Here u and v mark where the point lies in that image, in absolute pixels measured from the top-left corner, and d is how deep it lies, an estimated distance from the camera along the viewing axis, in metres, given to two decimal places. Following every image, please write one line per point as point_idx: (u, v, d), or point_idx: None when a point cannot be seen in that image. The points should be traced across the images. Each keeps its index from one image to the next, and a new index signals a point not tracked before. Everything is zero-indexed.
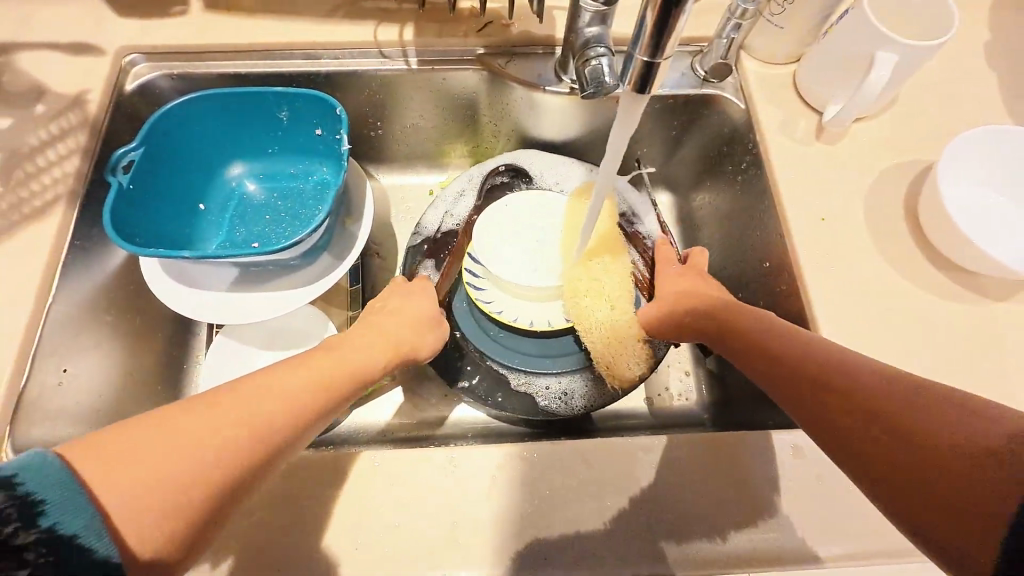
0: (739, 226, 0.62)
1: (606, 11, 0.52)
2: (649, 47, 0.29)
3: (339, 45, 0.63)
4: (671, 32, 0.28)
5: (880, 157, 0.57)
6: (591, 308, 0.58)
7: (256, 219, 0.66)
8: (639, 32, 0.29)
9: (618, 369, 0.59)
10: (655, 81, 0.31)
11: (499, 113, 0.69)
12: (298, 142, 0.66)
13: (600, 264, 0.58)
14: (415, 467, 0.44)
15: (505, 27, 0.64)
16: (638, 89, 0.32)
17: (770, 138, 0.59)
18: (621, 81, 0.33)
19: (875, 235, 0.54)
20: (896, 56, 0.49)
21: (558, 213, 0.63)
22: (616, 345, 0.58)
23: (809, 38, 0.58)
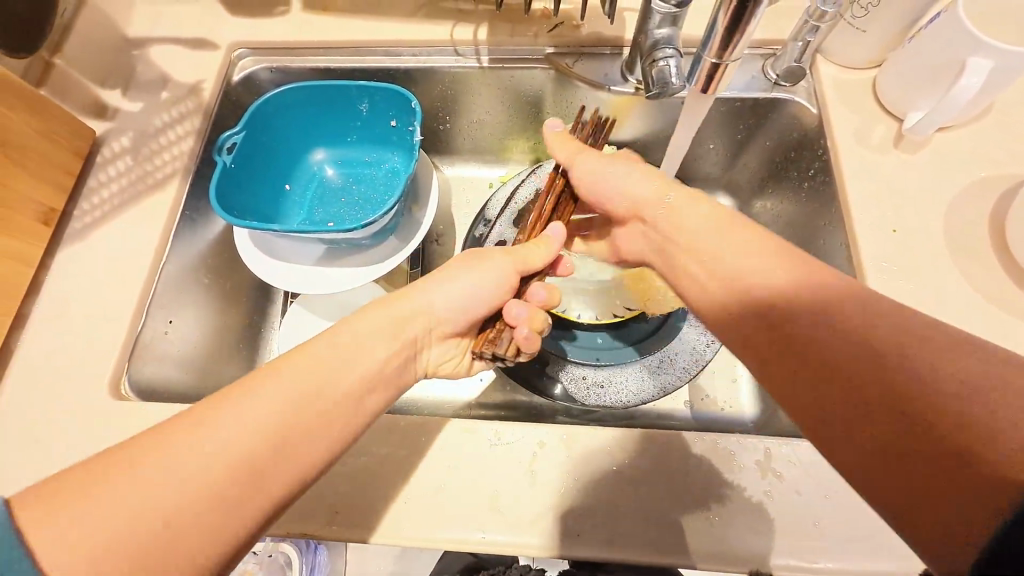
0: (802, 233, 0.61)
1: (678, 12, 0.53)
2: (718, 48, 0.31)
3: (417, 43, 0.68)
4: (742, 32, 0.30)
5: (966, 169, 0.54)
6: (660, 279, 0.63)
7: (333, 201, 0.72)
8: (710, 34, 0.31)
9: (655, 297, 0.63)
10: (721, 81, 0.33)
11: (562, 110, 0.71)
12: (375, 132, 0.72)
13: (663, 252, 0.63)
14: (462, 436, 0.48)
15: (576, 27, 0.66)
16: (703, 89, 0.34)
17: (842, 144, 0.57)
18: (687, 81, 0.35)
19: (952, 250, 0.51)
20: (990, 62, 0.46)
21: None
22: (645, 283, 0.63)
23: (893, 42, 0.56)
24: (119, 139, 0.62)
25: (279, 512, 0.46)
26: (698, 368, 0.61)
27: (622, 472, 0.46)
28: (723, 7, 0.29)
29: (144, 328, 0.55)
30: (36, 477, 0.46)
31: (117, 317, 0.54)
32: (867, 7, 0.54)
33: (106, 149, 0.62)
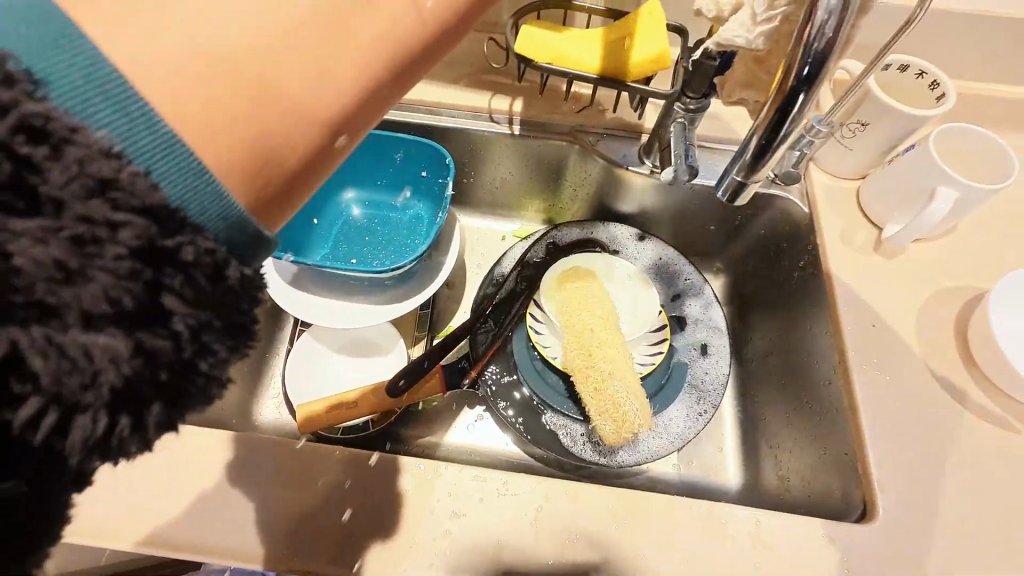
0: (789, 316, 0.68)
1: (696, 116, 0.58)
2: (744, 169, 0.36)
3: (456, 107, 0.74)
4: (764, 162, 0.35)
5: (934, 279, 0.61)
6: (605, 392, 0.62)
7: (357, 239, 0.75)
8: (741, 155, 0.36)
9: (610, 409, 0.62)
10: (744, 198, 0.38)
11: (579, 180, 0.78)
12: (404, 180, 0.77)
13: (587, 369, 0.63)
14: (472, 484, 0.49)
15: (602, 111, 0.74)
16: (728, 199, 0.39)
17: (828, 243, 0.64)
18: (718, 190, 0.40)
19: (923, 348, 0.57)
20: (956, 192, 0.54)
21: (614, 284, 0.72)
22: (598, 399, 0.62)
23: (875, 161, 0.64)
24: None
25: (283, 545, 0.46)
26: (691, 435, 0.64)
27: (620, 531, 0.47)
28: (754, 136, 0.34)
29: None
30: None
31: None
32: (855, 131, 0.62)
33: None
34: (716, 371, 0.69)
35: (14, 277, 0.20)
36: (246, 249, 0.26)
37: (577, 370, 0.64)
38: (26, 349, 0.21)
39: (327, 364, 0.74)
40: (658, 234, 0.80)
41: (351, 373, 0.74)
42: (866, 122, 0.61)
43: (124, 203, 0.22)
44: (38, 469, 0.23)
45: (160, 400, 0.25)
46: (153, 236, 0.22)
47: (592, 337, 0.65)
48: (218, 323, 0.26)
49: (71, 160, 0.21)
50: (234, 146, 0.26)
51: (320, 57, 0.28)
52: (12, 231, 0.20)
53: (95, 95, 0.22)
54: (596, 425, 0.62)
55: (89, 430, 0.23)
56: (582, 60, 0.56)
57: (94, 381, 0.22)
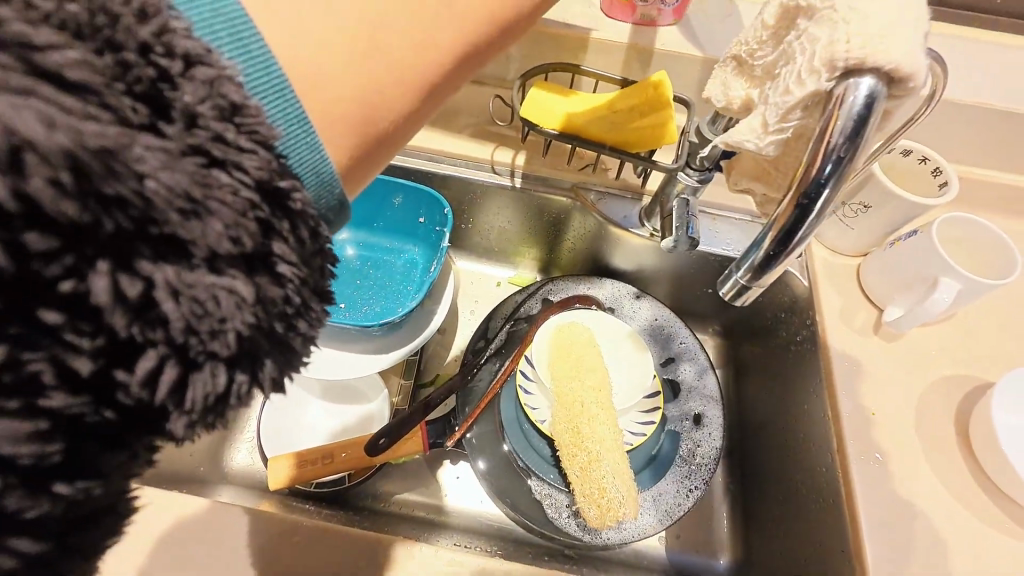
0: (784, 390, 0.66)
1: (698, 188, 0.58)
2: (752, 271, 0.34)
3: (458, 156, 0.73)
4: (776, 265, 0.33)
5: (936, 366, 0.60)
6: (593, 475, 0.59)
7: (348, 281, 0.74)
8: (749, 255, 0.34)
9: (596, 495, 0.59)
10: (748, 298, 0.36)
11: (579, 235, 0.77)
12: (401, 224, 0.75)
13: (575, 447, 0.60)
14: (445, 570, 0.46)
15: (605, 170, 0.73)
16: (732, 299, 0.37)
17: (827, 320, 0.63)
18: (720, 287, 0.38)
19: (922, 441, 0.56)
20: (958, 284, 0.53)
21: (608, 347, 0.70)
22: (584, 482, 0.59)
23: (876, 242, 0.64)
24: None
25: None
26: (680, 513, 0.61)
27: None
28: (765, 241, 0.32)
29: None
30: None
31: None
32: (857, 211, 0.62)
33: None
34: (709, 443, 0.66)
35: (151, 206, 0.18)
36: (330, 213, 0.27)
37: (563, 446, 0.61)
38: (159, 289, 0.19)
39: (307, 409, 0.71)
40: (655, 293, 0.79)
41: (330, 420, 0.71)
42: (868, 204, 0.60)
43: (254, 133, 0.21)
44: (136, 417, 0.21)
45: (272, 356, 0.23)
46: (269, 188, 0.22)
47: (579, 410, 0.62)
48: (313, 281, 0.25)
49: (204, 79, 0.20)
50: (327, 115, 0.27)
51: (404, 55, 0.29)
52: (133, 157, 0.18)
53: (223, 33, 0.22)
54: (581, 507, 0.59)
55: (209, 386, 0.21)
56: (586, 129, 0.55)
57: (222, 328, 0.20)
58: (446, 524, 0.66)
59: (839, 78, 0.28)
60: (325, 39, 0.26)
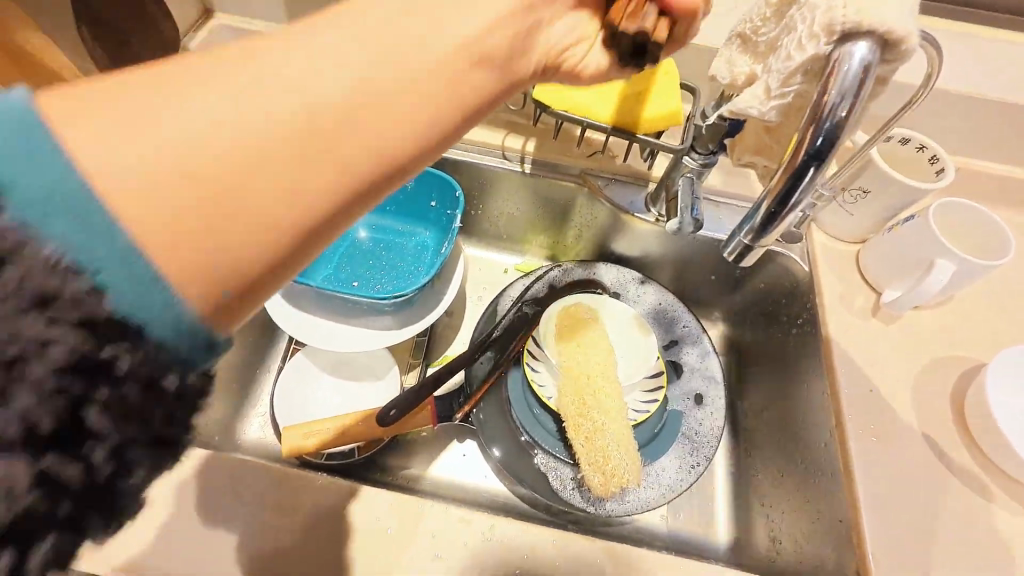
0: (786, 373, 0.68)
1: (704, 171, 0.60)
2: (753, 232, 0.36)
3: (470, 142, 0.76)
4: (774, 226, 0.35)
5: (933, 346, 0.61)
6: (598, 444, 0.62)
7: (361, 261, 0.76)
8: (750, 218, 0.36)
9: (605, 466, 0.61)
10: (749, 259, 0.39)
11: (586, 221, 0.79)
12: (413, 208, 0.78)
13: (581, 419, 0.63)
14: (456, 526, 0.47)
15: (612, 157, 0.75)
16: (734, 261, 0.40)
17: (827, 303, 0.65)
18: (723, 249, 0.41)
19: (919, 417, 0.57)
20: (953, 265, 0.55)
21: (614, 328, 0.71)
22: (592, 452, 0.62)
23: (876, 228, 0.66)
24: None
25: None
26: (682, 488, 0.63)
27: None
28: (764, 204, 0.35)
29: None
30: None
31: None
32: (856, 197, 0.64)
33: None
34: (711, 423, 0.68)
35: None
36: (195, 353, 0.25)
37: (569, 416, 0.64)
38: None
39: (318, 384, 0.73)
40: (659, 280, 0.81)
41: (341, 395, 0.73)
42: (867, 189, 0.62)
43: (57, 320, 0.21)
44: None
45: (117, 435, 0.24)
46: (83, 352, 0.22)
47: (591, 385, 0.65)
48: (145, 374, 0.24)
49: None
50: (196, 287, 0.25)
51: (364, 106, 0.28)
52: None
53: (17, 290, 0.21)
54: (585, 475, 0.62)
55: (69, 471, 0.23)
56: (597, 110, 0.57)
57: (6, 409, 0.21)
58: (443, 495, 0.68)
59: (838, 42, 0.30)
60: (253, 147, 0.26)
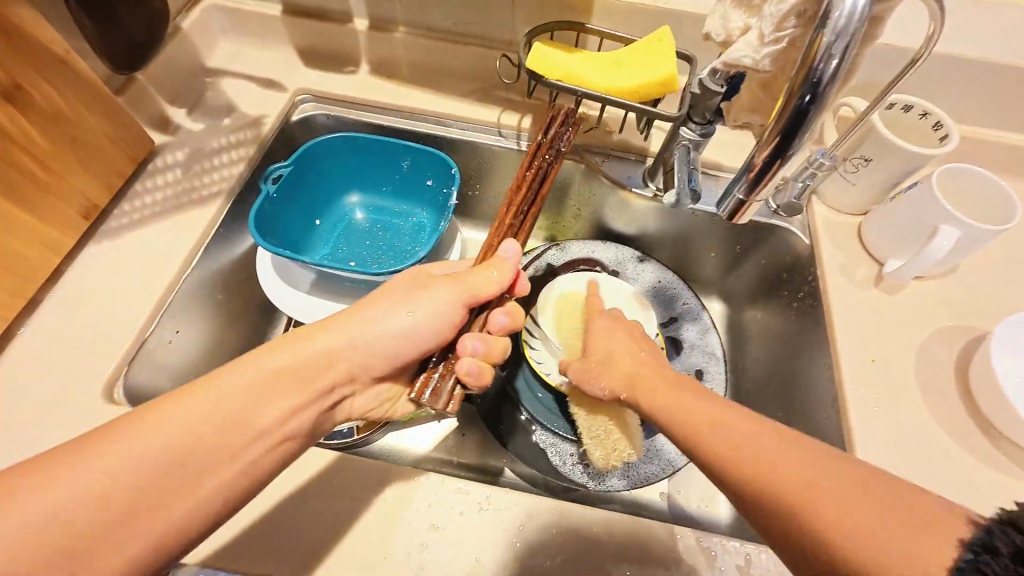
0: (788, 348, 0.67)
1: (700, 142, 0.59)
2: (748, 187, 0.37)
3: (466, 120, 0.75)
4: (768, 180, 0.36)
5: (935, 317, 0.60)
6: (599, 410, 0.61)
7: (358, 242, 0.75)
8: (744, 174, 0.37)
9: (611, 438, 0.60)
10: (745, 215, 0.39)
11: (584, 200, 0.78)
12: (409, 187, 0.77)
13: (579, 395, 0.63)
14: (452, 496, 0.47)
15: (607, 133, 0.74)
16: (729, 216, 0.40)
17: (828, 275, 0.64)
18: (718, 206, 0.41)
19: (921, 386, 0.56)
20: (958, 231, 0.54)
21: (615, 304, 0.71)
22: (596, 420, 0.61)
23: (878, 198, 0.64)
24: (174, 153, 0.66)
25: (253, 546, 0.45)
26: (681, 463, 0.63)
27: (609, 557, 0.45)
28: (757, 157, 0.35)
29: (152, 334, 0.56)
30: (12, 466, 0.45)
31: (129, 321, 0.55)
32: (857, 166, 0.63)
33: (160, 160, 0.65)
34: None
35: None
36: None
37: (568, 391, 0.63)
38: None
39: None
40: (659, 259, 0.80)
41: None
42: (868, 157, 0.61)
43: None
44: None
45: None
46: None
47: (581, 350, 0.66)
48: None
49: None
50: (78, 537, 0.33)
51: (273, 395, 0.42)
52: None
53: None
54: (589, 449, 0.61)
55: None
56: (591, 80, 0.57)
57: None
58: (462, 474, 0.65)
59: None
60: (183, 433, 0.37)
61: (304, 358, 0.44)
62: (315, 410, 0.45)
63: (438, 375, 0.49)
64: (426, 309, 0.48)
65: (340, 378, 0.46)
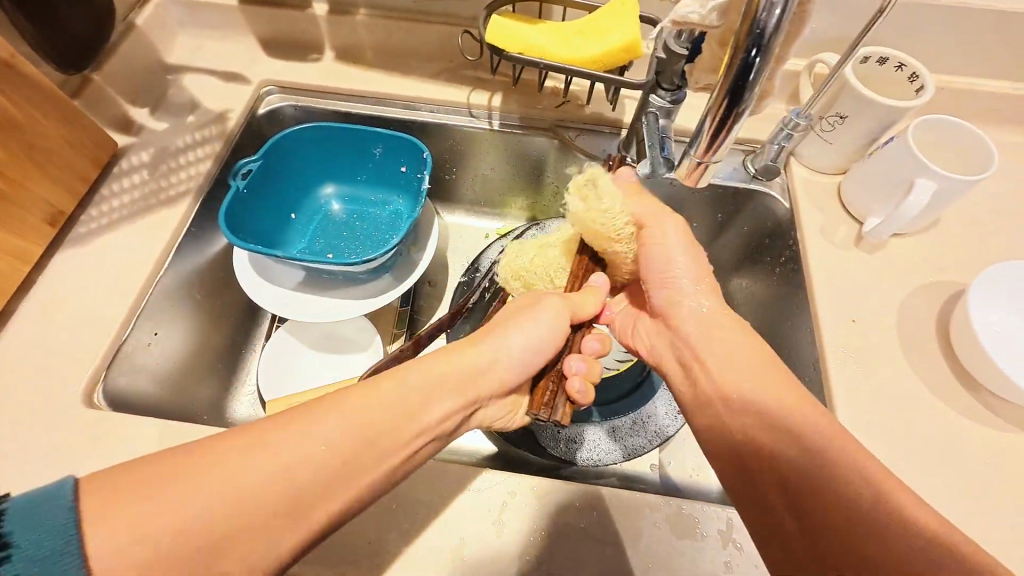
0: (773, 315, 0.66)
1: (672, 108, 0.57)
2: (705, 147, 0.40)
3: (435, 102, 0.73)
4: (721, 139, 0.39)
5: (917, 273, 0.60)
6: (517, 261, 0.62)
7: (335, 234, 0.75)
8: (699, 135, 0.40)
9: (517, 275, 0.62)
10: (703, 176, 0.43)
11: (562, 176, 0.76)
12: (383, 175, 0.76)
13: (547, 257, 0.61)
14: (435, 479, 0.48)
15: (580, 106, 0.73)
16: (689, 178, 0.44)
17: (808, 237, 0.63)
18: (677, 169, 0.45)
19: (902, 344, 0.56)
20: (934, 184, 0.53)
21: None
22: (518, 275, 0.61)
23: (857, 155, 0.63)
24: (140, 154, 0.66)
25: None
26: (668, 434, 0.63)
27: (590, 531, 0.46)
28: (710, 118, 0.38)
29: (129, 338, 0.56)
30: None
31: (105, 326, 0.55)
32: (833, 124, 0.61)
33: (125, 162, 0.65)
34: None
35: None
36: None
37: None
38: None
39: (301, 359, 0.68)
40: None
41: (325, 368, 0.68)
42: (844, 114, 0.60)
43: None
44: None
45: None
46: None
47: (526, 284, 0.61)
48: None
49: None
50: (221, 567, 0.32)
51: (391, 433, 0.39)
52: None
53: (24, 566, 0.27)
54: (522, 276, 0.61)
55: None
56: (553, 50, 0.55)
57: None
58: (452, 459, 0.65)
59: None
60: (305, 463, 0.35)
61: (456, 372, 0.44)
62: (463, 416, 0.45)
63: (554, 385, 0.50)
64: (545, 326, 0.48)
65: (485, 393, 0.46)
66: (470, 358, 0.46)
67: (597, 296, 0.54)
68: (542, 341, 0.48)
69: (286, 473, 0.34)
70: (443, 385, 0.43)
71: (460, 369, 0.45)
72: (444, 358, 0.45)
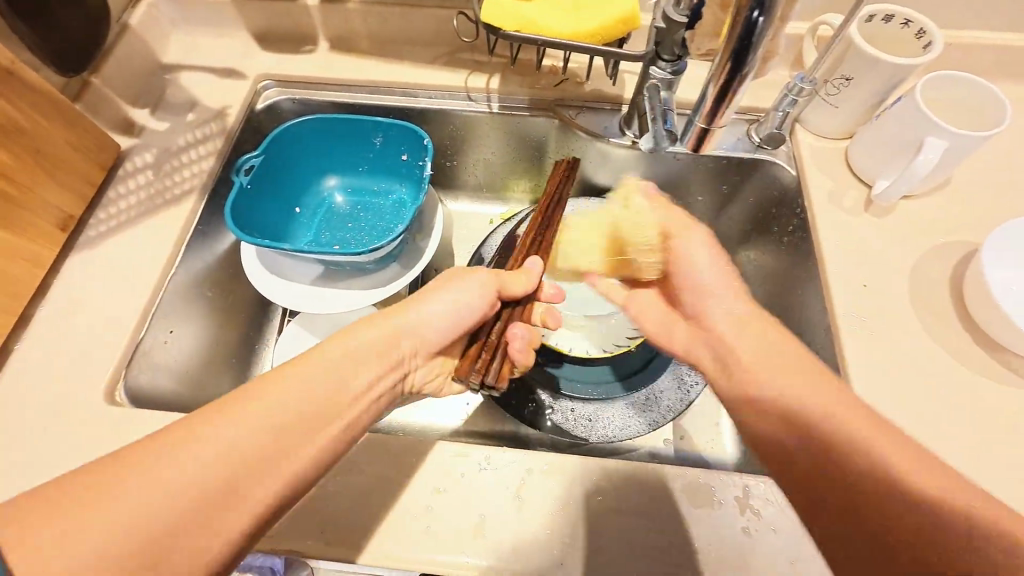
0: (783, 285, 0.66)
1: (674, 79, 0.56)
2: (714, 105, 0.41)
3: (432, 87, 0.73)
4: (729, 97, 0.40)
5: (929, 236, 0.59)
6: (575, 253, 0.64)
7: (340, 226, 0.75)
8: (706, 93, 0.41)
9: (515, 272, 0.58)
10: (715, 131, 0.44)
11: (563, 156, 0.76)
12: (384, 165, 0.75)
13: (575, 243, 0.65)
14: (453, 460, 0.49)
15: (579, 84, 0.72)
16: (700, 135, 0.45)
17: (816, 204, 0.62)
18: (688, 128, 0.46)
19: (915, 307, 0.56)
20: (944, 142, 0.52)
21: None
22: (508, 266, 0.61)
23: (863, 117, 0.62)
24: (143, 155, 0.66)
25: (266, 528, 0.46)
26: (682, 407, 0.63)
27: (608, 503, 0.46)
28: (717, 76, 0.39)
29: (146, 336, 0.57)
30: (26, 472, 0.47)
31: (121, 325, 0.56)
32: (839, 87, 0.60)
33: (129, 164, 0.65)
34: None
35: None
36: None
37: None
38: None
39: None
40: None
41: None
42: (850, 76, 0.58)
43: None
44: None
45: None
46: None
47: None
48: None
49: None
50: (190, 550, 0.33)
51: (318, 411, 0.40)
52: None
53: None
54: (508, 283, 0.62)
55: None
56: (549, 25, 0.54)
57: None
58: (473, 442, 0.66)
59: None
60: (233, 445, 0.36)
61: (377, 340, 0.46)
62: (392, 380, 0.46)
63: (487, 346, 0.50)
64: (463, 297, 0.49)
65: (406, 353, 0.48)
66: (395, 333, 0.47)
67: (530, 278, 0.53)
68: (451, 309, 0.49)
69: (225, 450, 0.35)
70: (369, 354, 0.45)
71: (383, 350, 0.46)
72: (374, 324, 0.47)
